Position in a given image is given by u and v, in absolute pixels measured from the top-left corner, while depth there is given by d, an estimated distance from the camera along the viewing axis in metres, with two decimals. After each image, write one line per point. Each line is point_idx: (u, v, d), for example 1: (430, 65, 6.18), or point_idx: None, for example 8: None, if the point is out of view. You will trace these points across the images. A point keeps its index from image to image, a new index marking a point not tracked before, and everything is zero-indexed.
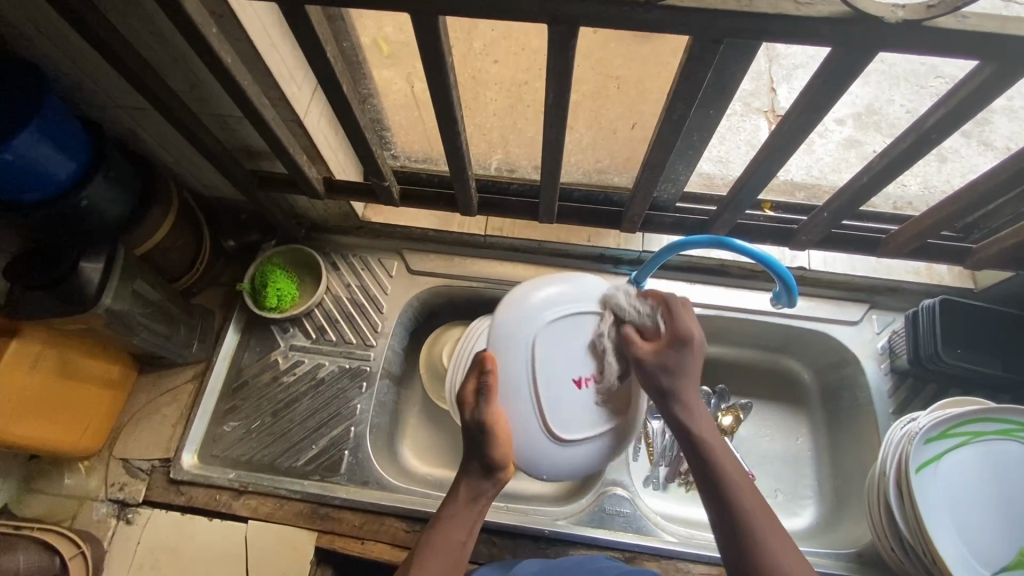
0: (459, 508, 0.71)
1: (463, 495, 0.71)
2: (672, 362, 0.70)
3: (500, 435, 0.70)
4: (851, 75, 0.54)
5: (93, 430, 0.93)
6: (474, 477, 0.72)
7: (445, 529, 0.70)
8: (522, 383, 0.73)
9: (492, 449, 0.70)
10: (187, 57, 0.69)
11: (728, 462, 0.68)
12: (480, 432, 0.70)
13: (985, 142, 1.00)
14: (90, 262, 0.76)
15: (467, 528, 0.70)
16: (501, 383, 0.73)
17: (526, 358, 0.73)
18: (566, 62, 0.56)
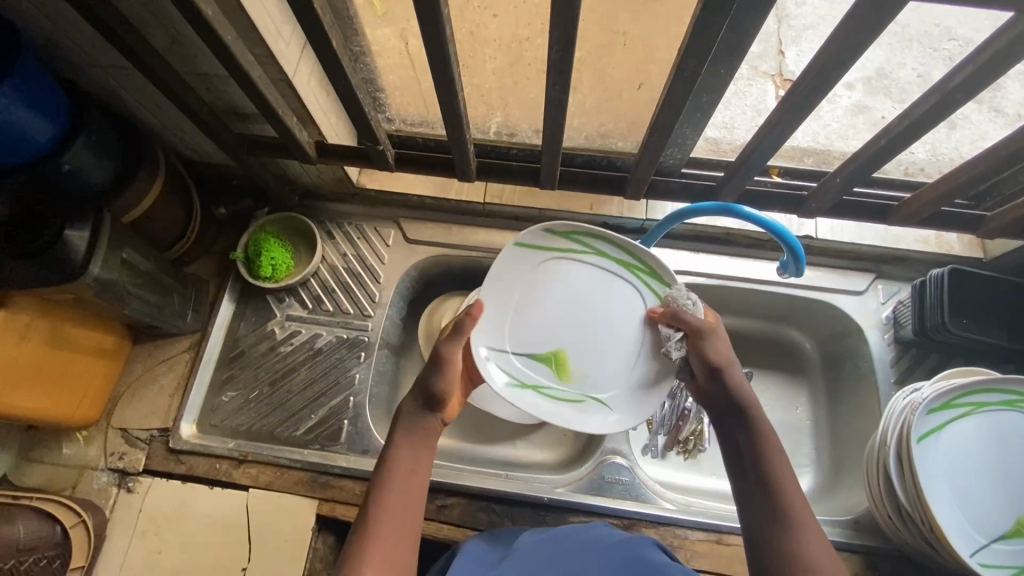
0: (403, 446, 0.66)
1: (406, 433, 0.66)
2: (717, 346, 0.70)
3: (449, 366, 0.68)
4: (877, 28, 0.51)
5: (90, 400, 0.92)
6: (418, 409, 0.68)
7: (395, 468, 0.64)
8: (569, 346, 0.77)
9: (438, 376, 0.68)
10: (164, 11, 0.64)
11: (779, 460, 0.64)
12: (430, 360, 0.69)
13: (996, 108, 0.96)
14: (75, 229, 0.73)
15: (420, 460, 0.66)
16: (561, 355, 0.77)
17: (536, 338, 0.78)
18: (568, 17, 0.52)
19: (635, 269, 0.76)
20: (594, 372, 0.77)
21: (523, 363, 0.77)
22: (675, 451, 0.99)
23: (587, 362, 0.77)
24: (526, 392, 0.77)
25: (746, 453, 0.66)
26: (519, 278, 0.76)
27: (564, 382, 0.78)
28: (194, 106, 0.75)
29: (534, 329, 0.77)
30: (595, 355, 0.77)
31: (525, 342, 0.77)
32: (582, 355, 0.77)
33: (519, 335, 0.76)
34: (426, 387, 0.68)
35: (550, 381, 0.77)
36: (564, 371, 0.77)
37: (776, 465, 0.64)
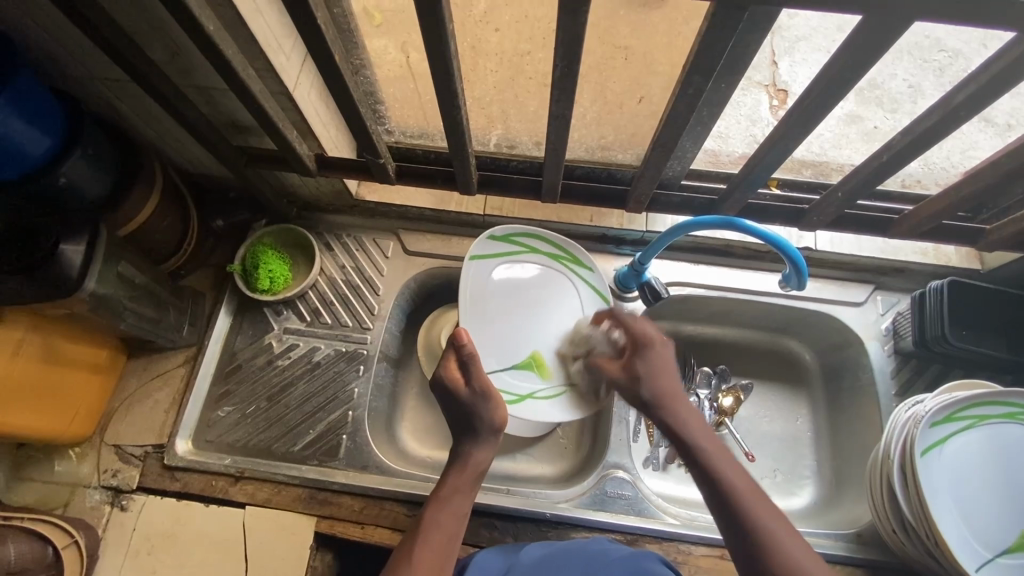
0: (461, 485, 0.72)
1: (463, 468, 0.73)
2: (644, 371, 0.76)
3: (495, 395, 0.74)
4: (880, 49, 0.50)
5: (83, 416, 0.91)
6: (480, 444, 0.74)
7: (452, 504, 0.70)
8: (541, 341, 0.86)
9: (489, 409, 0.74)
10: (163, 24, 0.64)
11: (727, 465, 0.68)
12: (473, 398, 0.74)
13: (987, 119, 0.97)
14: (70, 244, 0.72)
15: (470, 497, 0.72)
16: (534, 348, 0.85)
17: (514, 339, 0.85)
18: (573, 33, 0.52)
19: (564, 260, 0.90)
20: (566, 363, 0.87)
21: (509, 376, 0.84)
22: (677, 464, 0.98)
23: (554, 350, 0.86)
24: (521, 404, 0.83)
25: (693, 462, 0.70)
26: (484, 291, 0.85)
27: (548, 381, 0.85)
28: (193, 120, 0.75)
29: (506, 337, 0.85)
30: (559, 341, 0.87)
31: (505, 356, 0.84)
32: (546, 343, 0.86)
33: (503, 350, 0.84)
34: (481, 424, 0.74)
35: (539, 385, 0.84)
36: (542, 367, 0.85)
37: (726, 470, 0.68)
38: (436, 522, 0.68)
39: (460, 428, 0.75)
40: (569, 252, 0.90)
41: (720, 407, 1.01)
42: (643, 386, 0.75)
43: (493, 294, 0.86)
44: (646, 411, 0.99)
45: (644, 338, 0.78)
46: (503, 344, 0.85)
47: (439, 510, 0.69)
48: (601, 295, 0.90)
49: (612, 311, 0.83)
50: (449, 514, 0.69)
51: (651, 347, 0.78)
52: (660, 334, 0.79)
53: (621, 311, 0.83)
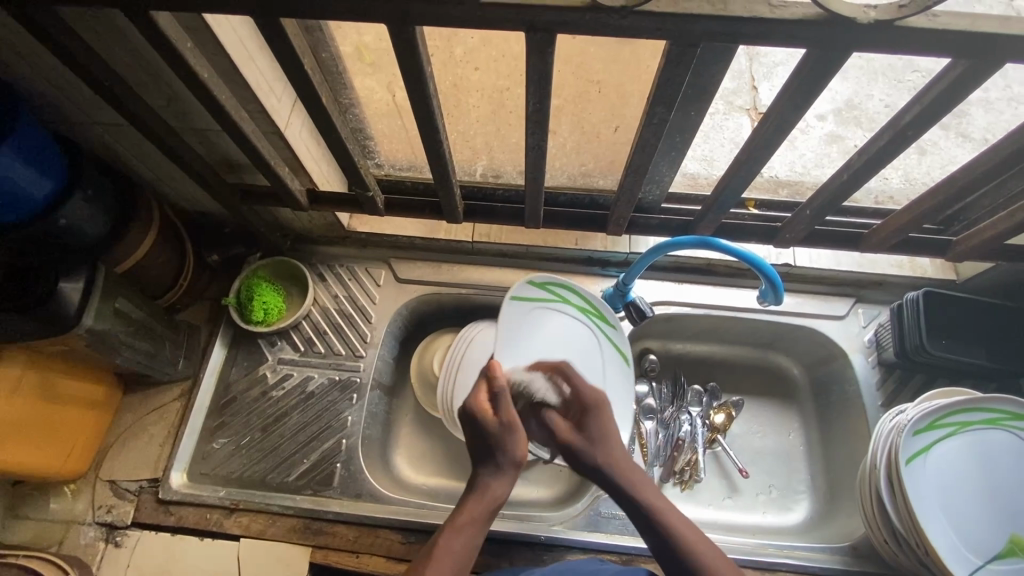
0: (476, 513, 0.70)
1: (480, 497, 0.71)
2: (592, 431, 0.74)
3: (521, 432, 0.72)
4: (827, 77, 0.54)
5: (78, 453, 0.91)
6: (499, 475, 0.72)
7: (468, 532, 0.69)
8: None
9: (513, 445, 0.72)
10: (160, 71, 0.68)
11: (676, 520, 0.69)
12: (499, 432, 0.71)
13: (963, 134, 1.00)
14: (69, 281, 0.74)
15: (481, 530, 0.70)
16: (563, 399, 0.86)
17: None
18: (544, 70, 0.55)
19: (593, 314, 0.90)
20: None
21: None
22: (671, 482, 0.99)
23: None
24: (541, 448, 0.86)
25: (647, 525, 0.70)
26: (519, 333, 0.80)
27: None
28: (190, 160, 0.78)
29: None
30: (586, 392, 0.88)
31: None
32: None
33: None
34: (504, 457, 0.72)
35: None
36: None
37: (675, 525, 0.69)
38: (449, 552, 0.68)
39: (482, 459, 0.73)
40: (597, 306, 0.90)
41: (712, 424, 1.02)
42: (592, 451, 0.73)
43: (528, 341, 0.81)
44: (639, 430, 1.00)
45: (591, 398, 0.76)
46: None
47: (452, 534, 0.69)
48: (622, 355, 0.92)
49: (559, 365, 0.79)
50: (463, 546, 0.68)
51: (594, 409, 0.76)
52: (596, 395, 0.77)
53: (569, 367, 0.79)
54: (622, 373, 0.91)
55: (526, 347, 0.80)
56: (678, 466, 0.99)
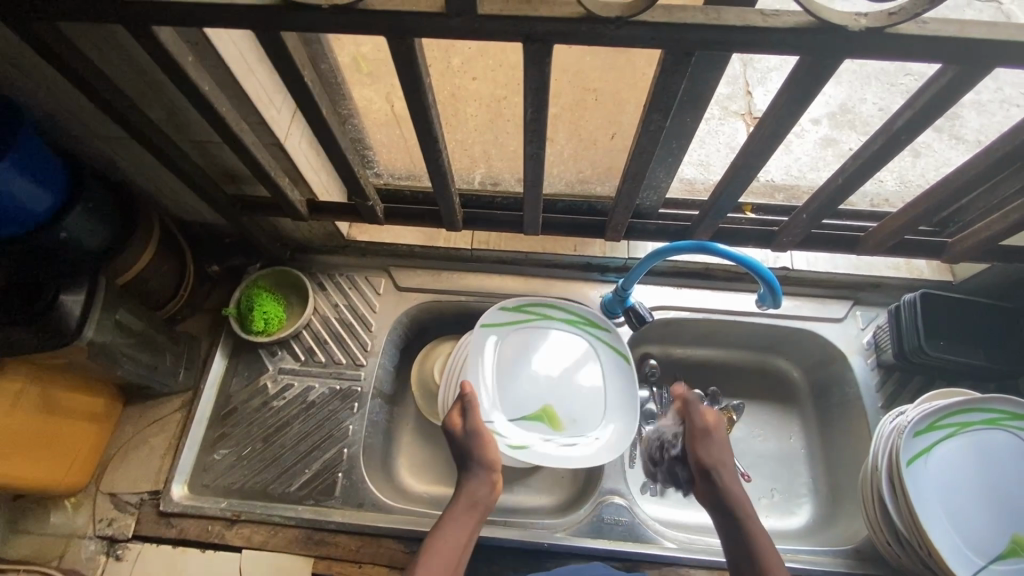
0: (459, 513, 0.77)
1: (460, 500, 0.78)
2: (713, 441, 0.84)
3: (489, 439, 0.81)
4: (820, 84, 0.54)
5: (79, 466, 0.91)
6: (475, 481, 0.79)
7: (452, 530, 0.75)
8: (555, 396, 0.93)
9: (482, 452, 0.80)
10: (161, 84, 0.69)
11: (758, 531, 0.76)
12: (470, 441, 0.81)
13: (956, 136, 1.02)
14: (71, 294, 0.75)
15: (467, 530, 0.76)
16: (551, 406, 0.93)
17: (526, 397, 0.92)
18: (541, 79, 0.56)
19: (582, 323, 0.98)
20: (575, 414, 0.93)
21: (518, 426, 0.90)
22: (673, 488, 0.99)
23: (567, 404, 0.93)
24: (528, 449, 0.89)
25: (727, 517, 0.78)
26: (493, 348, 0.94)
27: (560, 431, 0.91)
28: (190, 172, 0.79)
29: (518, 391, 0.92)
30: (576, 400, 0.94)
31: (515, 409, 0.91)
32: (559, 400, 0.93)
33: (510, 403, 0.91)
34: (476, 462, 0.80)
35: (545, 435, 0.91)
36: (543, 415, 0.92)
37: (755, 532, 0.76)
38: (435, 546, 0.73)
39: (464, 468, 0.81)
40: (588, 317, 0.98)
41: None
42: (705, 450, 0.83)
43: (505, 353, 0.94)
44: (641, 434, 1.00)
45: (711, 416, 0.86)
46: (518, 397, 0.92)
47: (439, 533, 0.75)
48: (620, 354, 0.96)
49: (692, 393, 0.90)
50: (446, 541, 0.74)
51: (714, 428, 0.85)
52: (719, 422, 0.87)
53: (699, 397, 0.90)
54: (622, 377, 0.95)
55: (504, 359, 0.94)
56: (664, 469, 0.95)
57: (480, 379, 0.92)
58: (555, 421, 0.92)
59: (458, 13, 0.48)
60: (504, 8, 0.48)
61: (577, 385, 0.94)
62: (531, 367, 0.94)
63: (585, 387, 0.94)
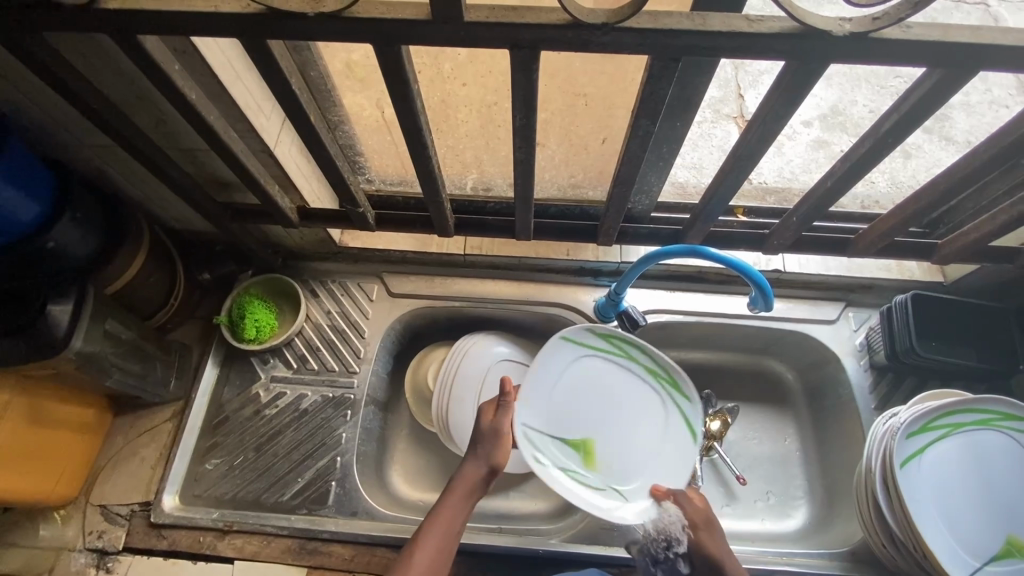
0: (455, 503, 0.74)
1: (460, 489, 0.74)
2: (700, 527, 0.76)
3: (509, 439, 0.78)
4: (806, 88, 0.55)
5: (68, 478, 0.90)
6: (483, 475, 0.76)
7: (446, 522, 0.72)
8: (604, 439, 0.89)
9: (498, 448, 0.78)
10: (149, 93, 0.68)
11: None
12: (491, 435, 0.79)
13: (946, 138, 1.02)
14: (58, 304, 0.74)
15: (456, 525, 0.73)
16: (592, 443, 0.89)
17: (575, 428, 0.89)
18: (529, 85, 0.56)
19: (663, 380, 0.92)
20: (616, 464, 0.88)
21: (553, 445, 0.87)
22: None
23: (607, 451, 0.89)
24: (555, 474, 0.86)
25: None
26: (560, 370, 0.90)
27: (590, 471, 0.88)
28: (180, 180, 0.78)
29: (568, 421, 0.89)
30: (618, 452, 0.89)
31: (561, 431, 0.88)
32: (602, 445, 0.89)
33: (557, 424, 0.88)
34: (485, 453, 0.77)
35: (578, 467, 0.87)
36: (581, 446, 0.89)
37: None
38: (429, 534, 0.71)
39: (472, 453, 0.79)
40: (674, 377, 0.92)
41: (708, 432, 0.99)
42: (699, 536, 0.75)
43: (570, 380, 0.91)
44: None
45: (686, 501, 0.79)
46: (563, 424, 0.89)
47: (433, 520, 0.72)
48: (692, 432, 0.91)
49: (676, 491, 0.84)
50: (438, 535, 0.71)
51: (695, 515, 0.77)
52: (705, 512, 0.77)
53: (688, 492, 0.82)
54: (685, 451, 0.90)
55: (564, 383, 0.90)
56: (647, 550, 0.80)
57: (530, 387, 0.88)
58: (591, 461, 0.88)
59: (444, 20, 0.48)
60: (490, 15, 0.49)
61: (626, 438, 0.90)
62: (585, 402, 0.90)
63: (635, 443, 0.90)
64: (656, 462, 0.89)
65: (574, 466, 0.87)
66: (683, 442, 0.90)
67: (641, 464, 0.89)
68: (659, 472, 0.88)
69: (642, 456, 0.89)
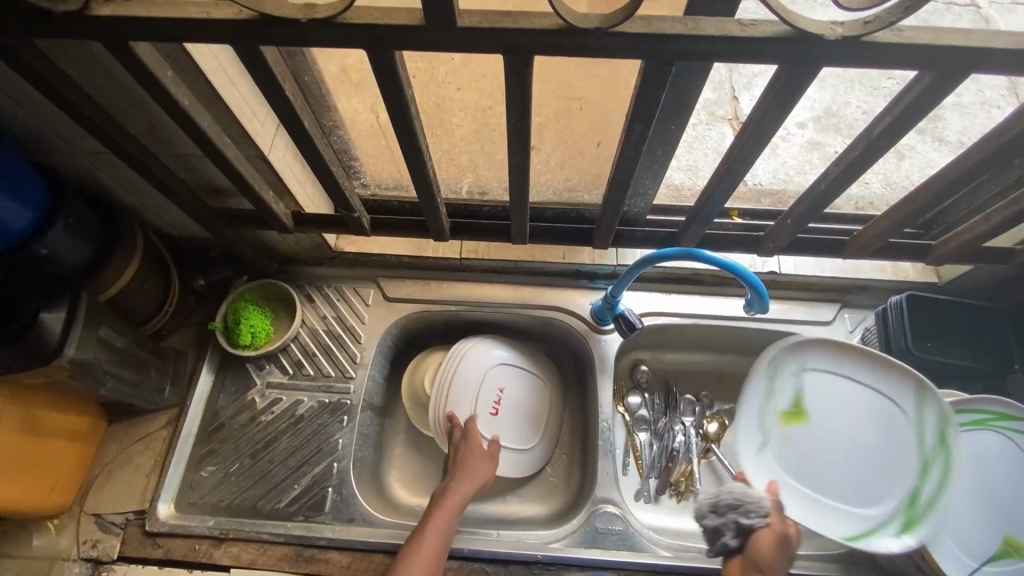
0: (441, 510, 0.83)
1: (447, 503, 0.83)
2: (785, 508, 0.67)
3: (480, 454, 0.90)
4: (799, 91, 0.55)
5: (62, 487, 0.89)
6: (464, 496, 0.85)
7: (436, 528, 0.81)
8: (828, 437, 0.84)
9: (473, 464, 0.88)
10: (142, 100, 0.68)
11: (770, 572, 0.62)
12: (463, 451, 0.90)
13: (939, 138, 1.03)
14: (51, 312, 0.73)
15: (443, 533, 0.81)
16: (809, 434, 0.84)
17: (804, 409, 0.85)
18: (523, 89, 0.56)
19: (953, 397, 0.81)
20: (803, 446, 0.84)
21: (778, 393, 0.86)
22: (667, 494, 0.98)
23: (812, 445, 0.83)
24: (755, 407, 0.85)
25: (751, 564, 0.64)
26: (862, 358, 0.84)
27: (778, 426, 0.85)
28: (173, 186, 0.78)
29: (830, 402, 0.85)
30: (807, 451, 0.84)
31: (794, 387, 0.86)
32: (814, 439, 0.84)
33: (783, 386, 0.86)
34: (460, 464, 0.88)
35: (776, 420, 0.85)
36: (805, 413, 0.85)
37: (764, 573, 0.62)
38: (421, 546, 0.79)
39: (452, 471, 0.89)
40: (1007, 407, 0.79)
41: (705, 434, 1.03)
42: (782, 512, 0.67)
43: (866, 367, 0.84)
44: (633, 441, 1.01)
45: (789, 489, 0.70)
46: (839, 407, 0.84)
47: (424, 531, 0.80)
48: (944, 440, 0.79)
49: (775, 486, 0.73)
50: (429, 544, 0.79)
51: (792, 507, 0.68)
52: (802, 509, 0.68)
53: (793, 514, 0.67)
54: (848, 469, 0.82)
55: (858, 375, 0.84)
56: (715, 496, 0.68)
57: (832, 355, 0.85)
58: (795, 420, 0.85)
59: (437, 25, 0.48)
60: (483, 20, 0.48)
61: (854, 471, 0.82)
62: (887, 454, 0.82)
63: (848, 486, 0.81)
64: (837, 472, 0.82)
65: (772, 402, 0.85)
66: (856, 513, 0.80)
67: (785, 462, 0.84)
68: (791, 484, 0.82)
69: (801, 464, 0.83)
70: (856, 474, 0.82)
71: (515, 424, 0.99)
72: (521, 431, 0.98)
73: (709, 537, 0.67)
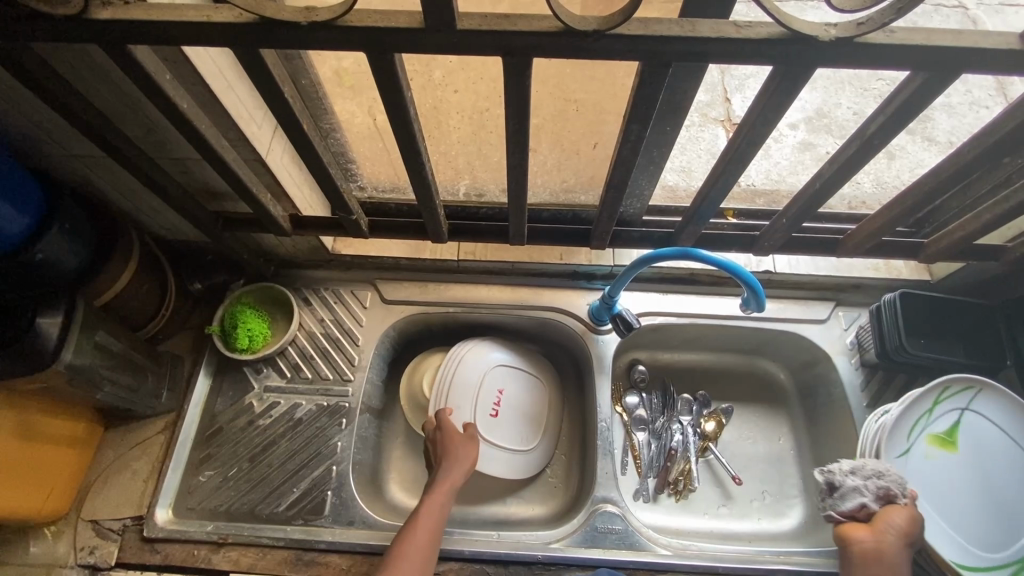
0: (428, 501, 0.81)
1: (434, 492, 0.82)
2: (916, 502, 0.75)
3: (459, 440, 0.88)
4: (793, 91, 0.55)
5: (59, 493, 0.89)
6: (450, 482, 0.84)
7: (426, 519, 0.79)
8: (957, 472, 0.81)
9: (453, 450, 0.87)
10: (139, 103, 0.68)
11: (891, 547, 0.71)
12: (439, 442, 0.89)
13: (928, 138, 1.04)
14: (48, 317, 0.73)
15: (433, 522, 0.79)
16: (953, 464, 0.81)
17: (972, 441, 0.82)
18: (522, 92, 0.56)
19: None
20: (964, 479, 0.81)
21: (941, 418, 0.82)
22: (665, 493, 0.99)
23: (951, 473, 0.81)
24: (923, 428, 0.82)
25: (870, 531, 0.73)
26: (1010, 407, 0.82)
27: (940, 452, 0.81)
28: (170, 189, 0.78)
29: (978, 442, 0.82)
30: (946, 478, 0.81)
31: (966, 422, 0.82)
32: (954, 470, 0.81)
33: (971, 418, 0.82)
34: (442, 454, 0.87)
35: (932, 444, 0.81)
36: (955, 444, 0.82)
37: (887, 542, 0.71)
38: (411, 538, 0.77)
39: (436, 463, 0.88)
40: None
41: (702, 433, 1.04)
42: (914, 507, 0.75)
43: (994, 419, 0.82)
44: (631, 441, 1.01)
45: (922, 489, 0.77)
46: (977, 442, 0.82)
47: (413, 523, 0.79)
48: None
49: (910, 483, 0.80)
50: (419, 535, 0.77)
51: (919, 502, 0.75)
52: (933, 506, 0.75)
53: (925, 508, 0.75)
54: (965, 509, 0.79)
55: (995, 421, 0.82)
56: (857, 462, 0.77)
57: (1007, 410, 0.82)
58: (942, 446, 0.82)
59: (437, 28, 0.49)
60: (482, 23, 0.49)
61: (980, 507, 0.79)
62: (1006, 495, 0.80)
63: (963, 520, 0.79)
64: (952, 506, 0.79)
65: (929, 426, 0.82)
66: (968, 547, 0.78)
67: (922, 483, 0.80)
68: (977, 513, 0.79)
69: (938, 489, 0.80)
70: (971, 515, 0.79)
71: (514, 425, 0.99)
72: (520, 432, 0.99)
73: (838, 493, 0.76)
